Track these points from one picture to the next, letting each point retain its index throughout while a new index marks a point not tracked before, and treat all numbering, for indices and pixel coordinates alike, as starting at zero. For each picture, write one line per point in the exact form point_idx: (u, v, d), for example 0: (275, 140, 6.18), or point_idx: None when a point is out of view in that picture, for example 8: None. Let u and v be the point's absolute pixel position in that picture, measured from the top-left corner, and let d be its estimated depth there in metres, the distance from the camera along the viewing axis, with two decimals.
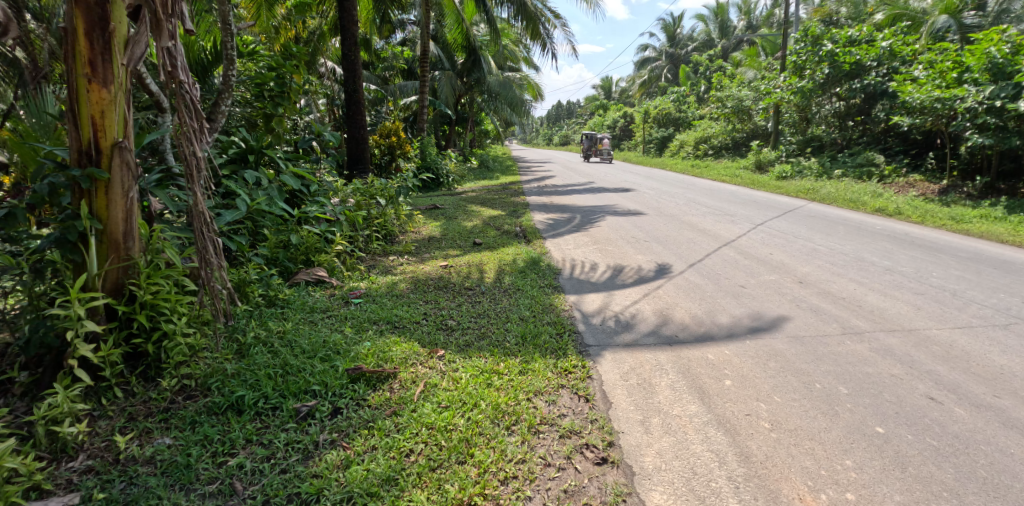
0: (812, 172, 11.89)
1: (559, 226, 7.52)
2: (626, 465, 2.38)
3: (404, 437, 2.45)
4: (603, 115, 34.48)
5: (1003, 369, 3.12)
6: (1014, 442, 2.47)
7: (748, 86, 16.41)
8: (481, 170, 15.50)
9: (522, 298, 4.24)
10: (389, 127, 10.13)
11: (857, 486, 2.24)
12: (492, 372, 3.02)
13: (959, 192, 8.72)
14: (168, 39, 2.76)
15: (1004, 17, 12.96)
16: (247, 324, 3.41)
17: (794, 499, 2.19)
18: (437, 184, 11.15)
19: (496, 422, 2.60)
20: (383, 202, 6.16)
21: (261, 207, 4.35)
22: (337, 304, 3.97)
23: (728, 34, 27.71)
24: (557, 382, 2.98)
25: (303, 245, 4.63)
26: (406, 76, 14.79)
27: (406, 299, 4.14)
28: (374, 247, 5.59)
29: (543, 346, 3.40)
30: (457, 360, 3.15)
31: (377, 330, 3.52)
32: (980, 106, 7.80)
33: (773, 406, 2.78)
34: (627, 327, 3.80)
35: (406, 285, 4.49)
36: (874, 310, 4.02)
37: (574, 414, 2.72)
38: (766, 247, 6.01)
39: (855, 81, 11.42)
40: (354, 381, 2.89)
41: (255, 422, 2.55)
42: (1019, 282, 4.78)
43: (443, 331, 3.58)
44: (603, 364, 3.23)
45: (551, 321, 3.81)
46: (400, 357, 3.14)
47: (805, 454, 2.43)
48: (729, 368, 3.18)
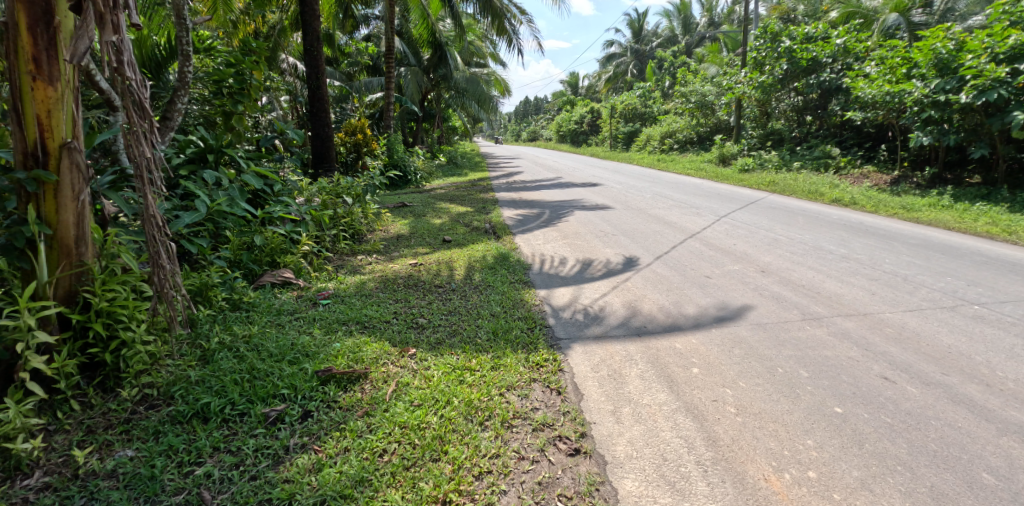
0: (772, 164, 12.28)
1: (528, 221, 7.54)
2: (599, 455, 2.41)
3: (377, 437, 2.42)
4: (571, 111, 34.54)
5: (951, 347, 3.31)
6: (962, 417, 2.62)
7: (711, 82, 16.84)
8: (450, 167, 15.42)
9: (492, 294, 4.24)
10: (355, 124, 9.93)
11: (818, 464, 2.34)
12: (464, 369, 3.02)
13: (909, 181, 9.17)
14: (112, 33, 2.48)
15: (949, 15, 13.61)
16: (211, 329, 3.30)
17: (761, 480, 2.26)
18: (405, 182, 10.99)
19: (469, 418, 2.59)
20: (350, 201, 6.03)
21: (221, 207, 4.21)
22: (305, 306, 3.88)
23: (692, 31, 27.96)
24: (529, 376, 3.00)
25: (268, 247, 4.51)
26: (371, 72, 14.55)
27: (376, 298, 4.08)
28: (342, 246, 5.48)
29: (515, 340, 3.41)
30: (429, 358, 3.13)
31: (346, 332, 3.45)
32: (926, 99, 8.17)
33: (739, 391, 2.87)
34: (596, 319, 3.85)
35: (375, 284, 4.43)
36: (832, 296, 4.20)
37: (546, 407, 2.74)
38: (730, 238, 6.18)
39: (812, 77, 11.82)
40: (325, 384, 2.83)
41: (222, 430, 2.47)
42: (964, 266, 5.06)
43: (414, 329, 3.55)
44: (574, 357, 3.27)
45: (521, 315, 3.82)
46: (372, 357, 3.10)
47: (769, 436, 2.52)
48: (696, 357, 3.26)
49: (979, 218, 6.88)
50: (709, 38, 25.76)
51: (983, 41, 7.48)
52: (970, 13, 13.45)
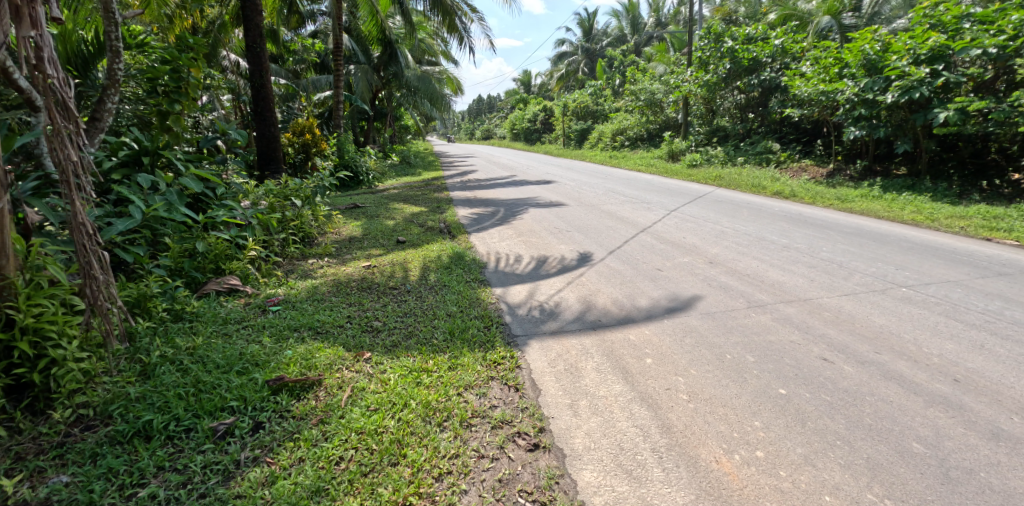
0: (718, 159, 12.81)
1: (482, 220, 7.55)
2: (557, 448, 2.45)
3: (333, 445, 2.36)
4: (524, 109, 34.72)
5: (882, 328, 3.56)
6: (892, 392, 2.83)
7: (659, 80, 17.34)
8: (403, 166, 15.17)
9: (449, 294, 4.20)
10: (303, 123, 9.56)
11: (764, 443, 2.46)
12: (421, 371, 2.97)
13: (844, 174, 9.82)
14: (31, 28, 2.48)
15: (876, 18, 14.56)
16: (151, 342, 3.11)
17: (712, 462, 2.36)
18: (356, 183, 10.72)
19: (427, 419, 2.57)
20: (300, 203, 5.81)
21: (159, 213, 3.95)
22: (254, 314, 3.72)
23: (640, 31, 28.35)
24: (487, 375, 3.01)
25: (211, 253, 4.25)
26: (319, 69, 14.13)
27: (329, 303, 3.96)
28: (292, 251, 5.27)
29: (472, 340, 3.40)
30: (385, 362, 3.07)
31: (298, 339, 3.33)
32: (856, 97, 8.75)
33: (690, 379, 2.99)
34: (552, 315, 3.90)
35: (328, 289, 4.29)
36: (774, 284, 4.43)
37: (505, 404, 2.75)
38: (679, 231, 6.40)
39: (753, 76, 12.41)
40: (277, 393, 2.73)
41: (166, 448, 2.34)
42: (892, 252, 5.46)
43: (368, 333, 3.47)
44: (531, 353, 3.30)
45: (479, 314, 3.82)
46: (326, 364, 3.00)
47: (719, 420, 2.63)
48: (649, 348, 3.37)
49: (904, 207, 7.44)
50: (657, 37, 26.43)
51: (906, 43, 8.01)
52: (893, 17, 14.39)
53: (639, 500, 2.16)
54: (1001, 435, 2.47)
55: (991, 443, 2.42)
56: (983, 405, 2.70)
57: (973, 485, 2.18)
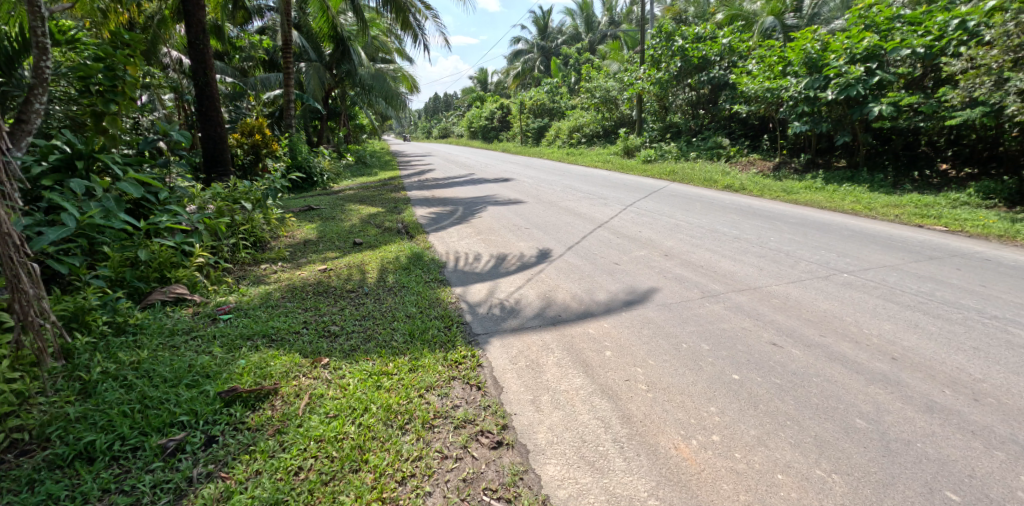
0: (672, 155, 13.18)
1: (441, 219, 7.49)
2: (520, 445, 2.47)
3: (292, 455, 2.31)
4: (480, 106, 34.63)
5: (826, 312, 3.78)
6: (837, 372, 3.00)
7: (613, 78, 17.65)
8: (359, 167, 14.86)
9: (408, 294, 4.13)
10: (251, 123, 9.20)
11: (720, 427, 2.56)
12: (381, 374, 2.91)
13: (789, 167, 10.32)
14: None
15: (816, 19, 15.28)
16: (91, 358, 2.93)
17: (671, 449, 2.44)
18: (310, 184, 10.41)
19: (388, 423, 2.53)
20: (250, 207, 5.48)
21: (95, 220, 3.75)
22: (204, 323, 3.53)
23: (594, 28, 28.27)
24: (449, 374, 2.98)
25: (154, 261, 4.01)
26: (268, 67, 13.66)
27: (283, 309, 3.79)
28: (243, 256, 5.02)
29: (432, 340, 3.36)
30: (343, 366, 2.99)
31: (251, 347, 3.19)
32: (799, 95, 9.21)
33: (648, 369, 3.07)
34: (513, 313, 3.91)
35: (282, 294, 4.11)
36: (726, 274, 4.61)
37: (467, 403, 2.74)
38: (635, 226, 6.56)
39: (703, 74, 12.84)
40: (230, 405, 2.62)
41: (112, 469, 2.22)
42: (834, 240, 5.78)
43: (326, 338, 3.34)
44: (492, 351, 3.30)
45: (438, 314, 3.77)
46: (281, 372, 2.90)
47: (677, 407, 2.72)
48: (609, 340, 3.44)
49: (844, 198, 7.88)
50: (610, 35, 26.83)
51: (844, 42, 8.49)
52: (831, 18, 15.12)
53: (602, 491, 2.21)
54: (934, 407, 2.66)
55: (926, 415, 2.60)
56: (918, 380, 2.90)
57: (911, 456, 2.34)
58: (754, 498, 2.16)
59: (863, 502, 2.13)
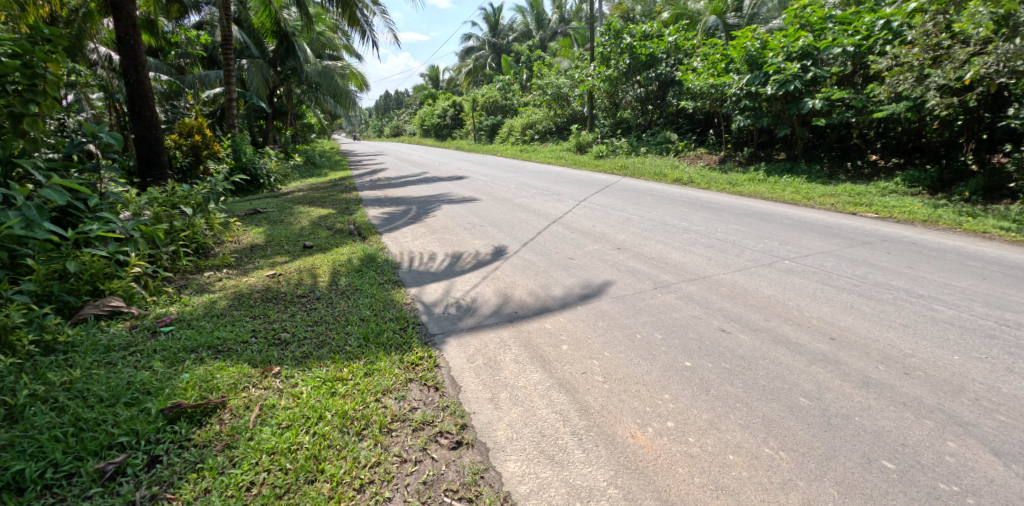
0: (623, 150, 13.45)
1: (394, 219, 7.37)
2: (480, 443, 2.46)
3: (243, 471, 2.22)
4: (433, 104, 34.30)
5: (771, 298, 3.95)
6: (781, 354, 3.14)
7: (564, 75, 17.85)
8: (308, 167, 14.43)
9: (362, 297, 4.04)
10: (190, 123, 8.77)
11: (674, 414, 2.64)
12: (336, 380, 2.84)
13: (734, 160, 10.73)
14: None
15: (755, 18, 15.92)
16: (16, 380, 2.71)
17: (628, 438, 2.49)
18: (256, 186, 10.04)
19: (344, 430, 2.47)
20: (190, 211, 5.27)
21: (15, 231, 3.47)
22: (143, 337, 3.33)
23: (545, 26, 28.47)
24: (405, 377, 2.94)
25: (86, 273, 3.77)
26: (207, 64, 13.04)
27: (230, 318, 3.63)
28: (184, 264, 4.77)
29: (388, 343, 3.30)
30: (296, 375, 2.89)
31: (196, 360, 3.04)
32: (741, 91, 9.58)
33: (604, 361, 3.13)
34: (469, 311, 3.90)
35: (227, 302, 3.94)
36: (677, 265, 4.75)
37: (425, 405, 2.71)
38: (588, 220, 6.65)
39: (650, 71, 13.16)
40: (174, 422, 2.49)
41: (44, 499, 2.07)
42: (776, 229, 6.05)
43: (276, 346, 3.23)
44: (449, 351, 3.28)
45: (393, 316, 3.71)
46: (228, 384, 2.78)
47: (633, 397, 2.78)
48: (565, 334, 3.48)
49: (785, 188, 8.26)
50: (561, 33, 27.10)
51: (781, 41, 8.89)
52: (769, 17, 15.76)
53: (562, 484, 2.23)
54: (870, 383, 2.83)
55: (863, 391, 2.76)
56: (855, 358, 3.07)
57: (850, 429, 2.48)
58: (708, 480, 2.23)
59: (808, 476, 2.23)
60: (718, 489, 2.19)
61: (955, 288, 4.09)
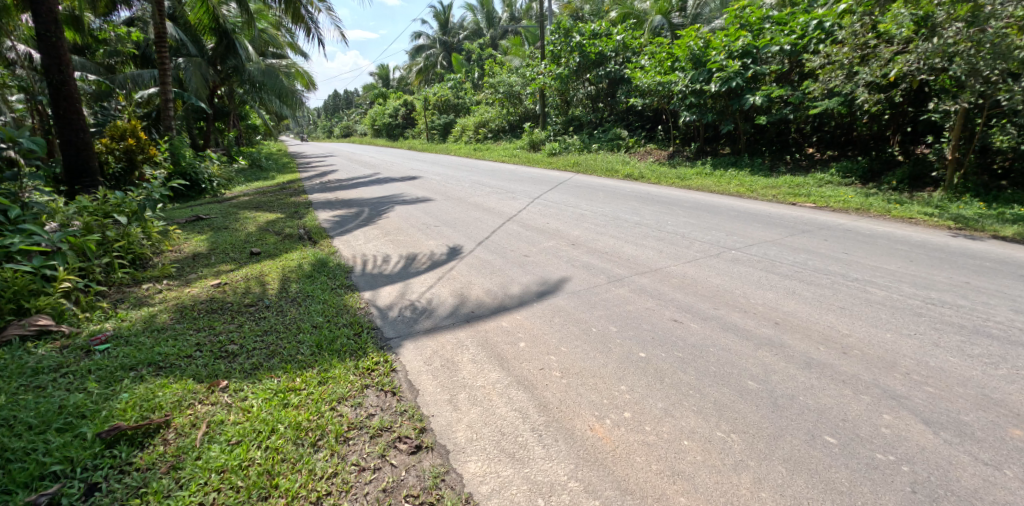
0: (575, 147, 13.63)
1: (346, 221, 7.20)
2: (440, 446, 2.44)
3: (191, 492, 2.12)
4: (383, 103, 33.70)
5: (719, 287, 4.10)
6: (730, 341, 3.27)
7: (516, 73, 17.92)
8: (253, 170, 13.90)
9: (313, 304, 3.93)
10: (122, 126, 8.28)
11: (631, 404, 2.70)
12: (288, 391, 2.75)
13: (682, 155, 11.06)
14: None
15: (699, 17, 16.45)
16: None
17: (587, 431, 2.53)
18: (198, 191, 9.60)
19: (298, 442, 2.40)
20: (125, 220, 4.99)
21: None
22: (75, 357, 3.12)
23: (495, 24, 28.48)
24: (361, 383, 2.88)
25: (9, 289, 3.51)
26: (140, 63, 12.36)
27: (172, 332, 3.46)
28: (119, 276, 4.51)
29: (342, 349, 3.22)
30: (245, 388, 2.79)
31: (135, 378, 2.88)
32: (687, 88, 9.89)
33: (562, 356, 3.16)
34: (425, 313, 3.85)
35: (169, 315, 3.76)
36: (630, 259, 4.86)
37: (383, 410, 2.67)
38: (543, 217, 6.70)
39: (600, 69, 13.40)
40: (113, 446, 2.35)
41: None
42: (723, 221, 6.27)
43: (223, 359, 3.10)
44: (405, 354, 3.24)
45: (347, 322, 3.63)
46: (172, 402, 2.65)
47: (590, 390, 2.83)
48: (522, 332, 3.50)
49: (731, 181, 8.58)
50: (512, 31, 27.17)
51: (723, 40, 9.23)
52: (712, 17, 16.31)
53: (524, 481, 2.24)
54: (812, 363, 2.98)
55: (806, 371, 2.91)
56: (798, 340, 3.23)
57: (795, 408, 2.61)
58: (665, 467, 2.30)
59: (758, 456, 2.33)
60: (675, 474, 2.25)
61: (886, 271, 4.36)
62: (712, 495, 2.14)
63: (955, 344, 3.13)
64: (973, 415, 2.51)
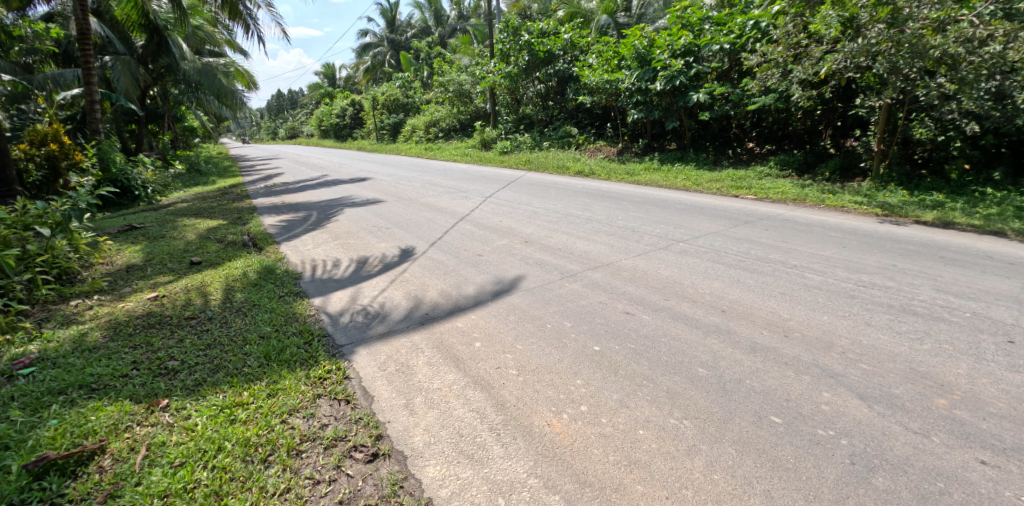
0: (527, 145, 13.70)
1: (293, 226, 6.98)
2: (397, 453, 2.41)
3: None
4: (330, 103, 32.81)
5: (669, 278, 4.23)
6: (680, 330, 3.38)
7: (465, 71, 17.84)
8: (192, 175, 13.26)
9: (260, 313, 3.79)
10: (43, 130, 7.72)
11: (587, 398, 2.75)
12: (235, 406, 2.65)
13: (630, 151, 11.32)
14: None
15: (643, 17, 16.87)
16: None
17: (545, 427, 2.56)
18: (131, 198, 9.07)
19: (248, 459, 2.32)
20: (48, 233, 4.65)
21: None
22: None
23: (443, 23, 28.22)
24: (313, 393, 2.81)
25: None
26: (62, 61, 11.54)
27: (105, 351, 3.25)
28: (44, 294, 4.20)
29: (291, 359, 3.13)
30: (188, 406, 2.66)
31: (64, 403, 2.69)
32: (633, 86, 10.13)
33: (518, 354, 3.18)
34: (378, 318, 3.79)
35: (101, 333, 3.54)
36: (583, 254, 4.94)
37: (337, 420, 2.61)
38: (496, 216, 6.71)
39: (549, 67, 13.52)
40: (41, 478, 2.20)
41: None
42: (671, 214, 6.47)
43: (163, 376, 2.95)
44: (358, 361, 3.17)
45: (296, 330, 3.52)
46: (107, 426, 2.50)
47: (546, 386, 2.86)
48: (477, 332, 3.50)
49: (677, 176, 8.84)
50: (460, 30, 27.01)
51: (667, 39, 9.50)
52: (656, 18, 16.72)
53: (483, 481, 2.25)
54: (757, 348, 3.12)
55: (751, 355, 3.05)
56: (743, 326, 3.38)
57: (742, 391, 2.72)
58: (622, 457, 2.35)
59: (709, 439, 2.42)
60: (631, 463, 2.31)
61: (822, 257, 4.62)
62: (668, 481, 2.21)
63: (885, 322, 3.35)
64: (903, 387, 2.70)
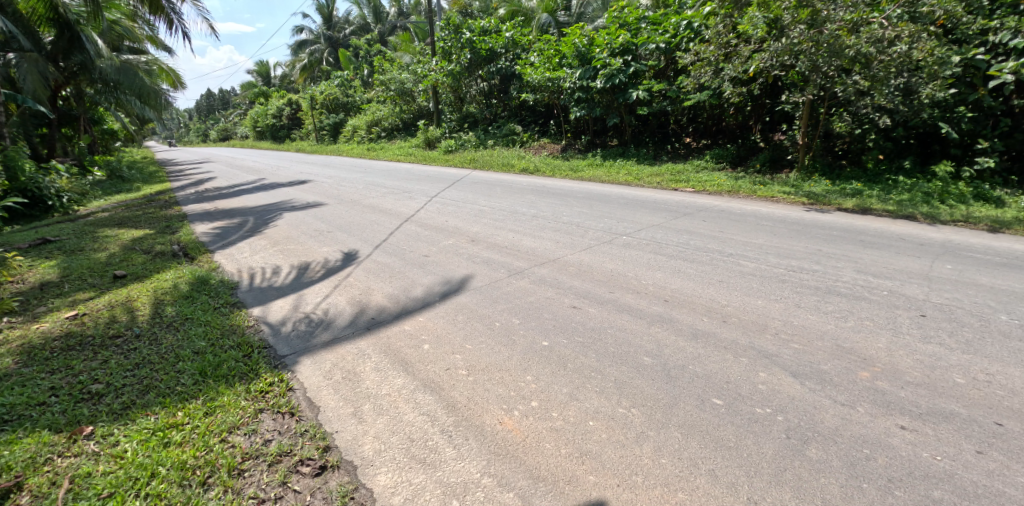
0: (471, 143, 13.66)
1: (228, 233, 6.66)
2: (347, 463, 2.36)
3: None
4: (265, 103, 31.45)
5: (613, 271, 4.34)
6: (625, 321, 3.48)
7: (407, 70, 17.57)
8: (114, 182, 12.39)
9: (194, 327, 3.60)
10: None
11: (537, 393, 2.78)
12: (169, 428, 2.51)
13: (573, 148, 11.50)
14: None
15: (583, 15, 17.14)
16: None
17: (497, 425, 2.57)
18: (44, 209, 8.38)
19: (185, 483, 2.21)
20: None
21: None
22: None
23: (383, 19, 27.65)
24: (254, 408, 2.70)
25: None
26: None
27: (17, 378, 3.00)
28: None
29: (229, 374, 2.99)
30: (115, 431, 2.50)
31: None
32: (575, 84, 10.29)
33: (467, 354, 3.18)
34: (322, 325, 3.68)
35: (12, 358, 3.26)
36: (529, 251, 4.99)
37: (281, 434, 2.53)
38: (442, 216, 6.66)
39: (491, 65, 13.52)
40: None
41: None
42: (614, 209, 6.63)
43: (86, 401, 2.75)
44: (302, 371, 3.07)
45: (234, 343, 3.37)
46: (23, 460, 2.32)
47: (496, 384, 2.87)
48: (425, 334, 3.47)
49: (620, 171, 9.07)
50: (401, 27, 26.56)
51: (605, 37, 9.70)
52: (595, 17, 17.03)
53: (437, 484, 2.24)
54: (698, 334, 3.26)
55: (692, 342, 3.17)
56: (684, 314, 3.51)
57: (686, 377, 2.84)
58: (574, 449, 2.40)
59: (656, 425, 2.51)
60: (583, 455, 2.36)
61: (755, 245, 4.87)
62: (618, 469, 2.28)
63: (812, 303, 3.57)
64: (830, 363, 2.89)
